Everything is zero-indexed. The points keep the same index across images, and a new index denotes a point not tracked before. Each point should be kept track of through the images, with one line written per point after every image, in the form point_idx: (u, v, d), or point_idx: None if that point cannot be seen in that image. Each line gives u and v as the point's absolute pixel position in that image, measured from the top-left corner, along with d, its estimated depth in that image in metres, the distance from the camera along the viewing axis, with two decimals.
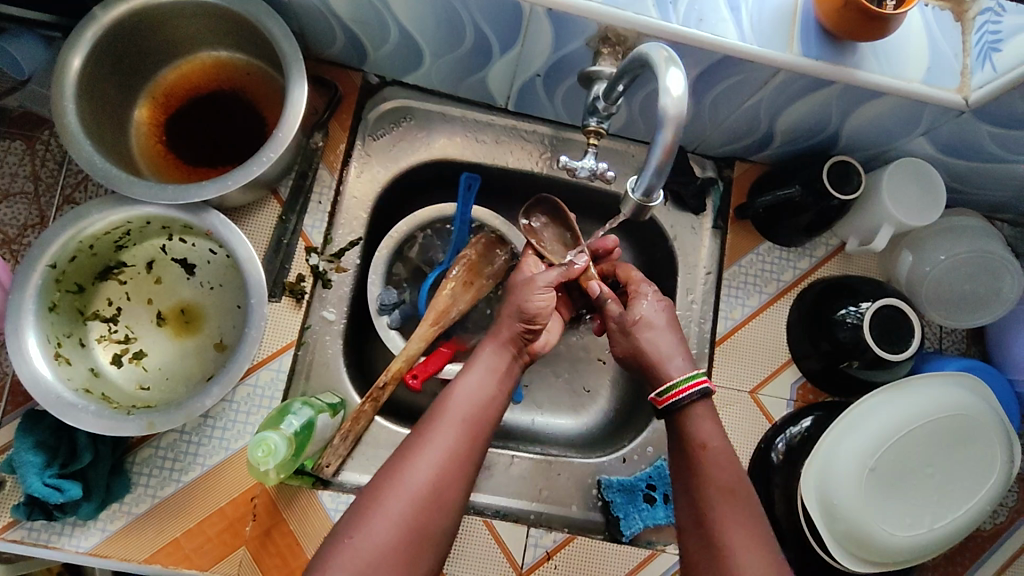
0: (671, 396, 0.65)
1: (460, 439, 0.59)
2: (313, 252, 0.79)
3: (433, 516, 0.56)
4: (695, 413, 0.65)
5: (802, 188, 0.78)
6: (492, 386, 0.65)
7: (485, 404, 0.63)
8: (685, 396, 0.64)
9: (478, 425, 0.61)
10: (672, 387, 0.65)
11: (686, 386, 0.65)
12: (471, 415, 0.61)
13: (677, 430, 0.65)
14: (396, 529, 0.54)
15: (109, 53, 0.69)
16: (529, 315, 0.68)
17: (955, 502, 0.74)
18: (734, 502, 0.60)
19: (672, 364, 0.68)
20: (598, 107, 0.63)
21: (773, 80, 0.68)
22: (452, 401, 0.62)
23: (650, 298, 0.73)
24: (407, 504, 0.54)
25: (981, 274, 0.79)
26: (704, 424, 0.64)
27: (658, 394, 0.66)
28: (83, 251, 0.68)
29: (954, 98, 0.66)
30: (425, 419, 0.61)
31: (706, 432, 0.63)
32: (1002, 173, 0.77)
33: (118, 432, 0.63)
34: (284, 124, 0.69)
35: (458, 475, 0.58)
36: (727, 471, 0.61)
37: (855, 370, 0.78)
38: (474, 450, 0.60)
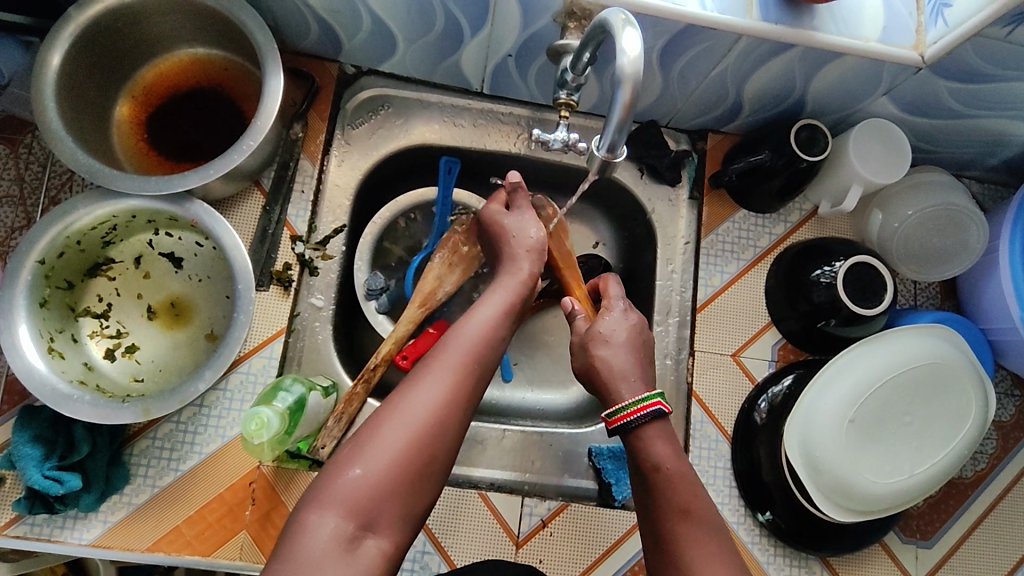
0: (617, 419, 0.63)
1: (465, 372, 0.59)
2: (298, 240, 0.80)
3: (436, 448, 0.55)
4: (649, 432, 0.63)
5: (772, 153, 0.80)
6: (503, 320, 0.64)
7: (493, 340, 0.62)
8: (642, 415, 0.63)
9: (484, 359, 0.61)
10: (619, 411, 0.64)
11: (646, 404, 0.63)
12: (480, 349, 0.61)
13: (631, 451, 0.63)
14: (396, 461, 0.53)
15: (88, 52, 0.70)
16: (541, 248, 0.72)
17: (933, 449, 0.76)
18: (697, 525, 0.58)
19: (625, 384, 0.66)
20: (568, 80, 0.65)
21: (736, 46, 0.70)
22: (462, 334, 0.61)
23: (617, 315, 0.71)
24: (406, 435, 0.54)
25: (947, 228, 0.81)
26: (659, 445, 0.62)
27: (607, 415, 0.65)
28: (72, 247, 0.69)
29: (909, 55, 0.68)
30: (429, 354, 0.60)
31: (659, 453, 0.61)
32: (963, 129, 0.80)
33: (114, 420, 0.64)
34: (262, 113, 0.70)
35: (461, 408, 0.58)
36: (682, 492, 0.60)
37: (832, 327, 0.80)
38: (477, 385, 0.60)
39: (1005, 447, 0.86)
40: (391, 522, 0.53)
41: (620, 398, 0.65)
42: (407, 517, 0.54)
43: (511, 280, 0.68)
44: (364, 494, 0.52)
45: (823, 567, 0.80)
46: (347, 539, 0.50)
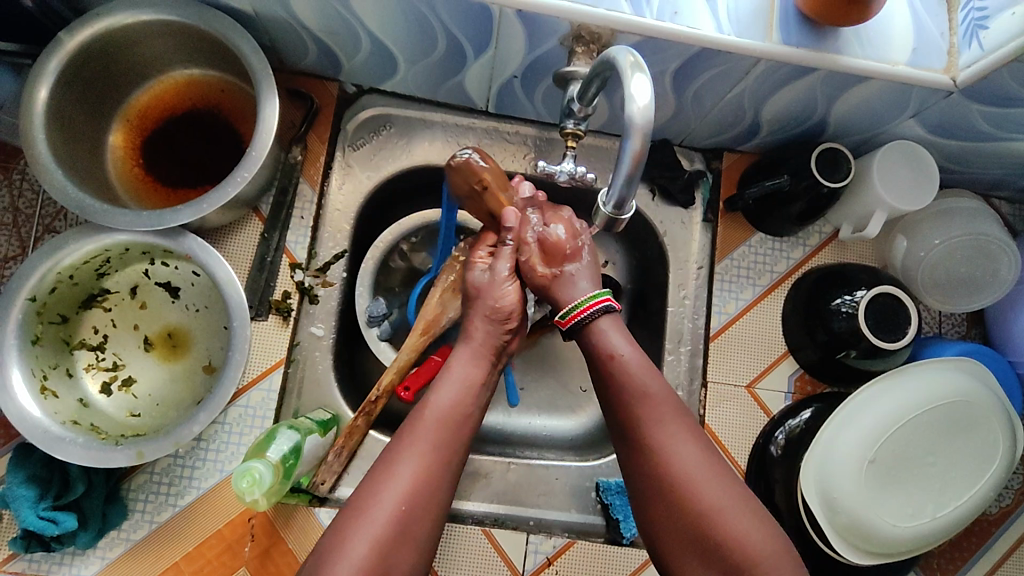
0: (573, 316, 0.63)
1: (431, 466, 0.55)
2: (297, 268, 0.78)
3: (400, 553, 0.52)
4: (601, 325, 0.63)
5: (792, 177, 0.76)
6: (467, 397, 0.61)
7: (459, 419, 0.59)
8: (590, 312, 0.63)
9: (449, 446, 0.57)
10: (577, 307, 0.64)
11: (591, 304, 0.63)
12: (442, 435, 0.57)
13: (588, 351, 0.63)
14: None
15: (77, 79, 0.68)
16: (504, 315, 0.66)
17: (957, 491, 0.73)
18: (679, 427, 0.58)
19: (576, 286, 0.66)
20: (574, 109, 0.62)
21: (754, 69, 0.66)
22: (425, 420, 0.58)
23: (561, 219, 0.69)
24: (368, 547, 0.50)
25: (978, 258, 0.77)
26: (613, 338, 0.62)
27: (560, 316, 0.65)
28: (64, 282, 0.67)
29: (940, 79, 0.64)
30: (392, 444, 0.57)
31: (615, 344, 0.62)
32: (995, 151, 0.76)
33: (107, 463, 0.62)
34: (257, 142, 0.68)
35: (431, 504, 0.54)
36: (641, 375, 0.60)
37: (852, 359, 0.77)
38: (448, 477, 0.56)
39: None
40: None
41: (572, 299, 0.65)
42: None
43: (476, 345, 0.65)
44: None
45: None
46: None
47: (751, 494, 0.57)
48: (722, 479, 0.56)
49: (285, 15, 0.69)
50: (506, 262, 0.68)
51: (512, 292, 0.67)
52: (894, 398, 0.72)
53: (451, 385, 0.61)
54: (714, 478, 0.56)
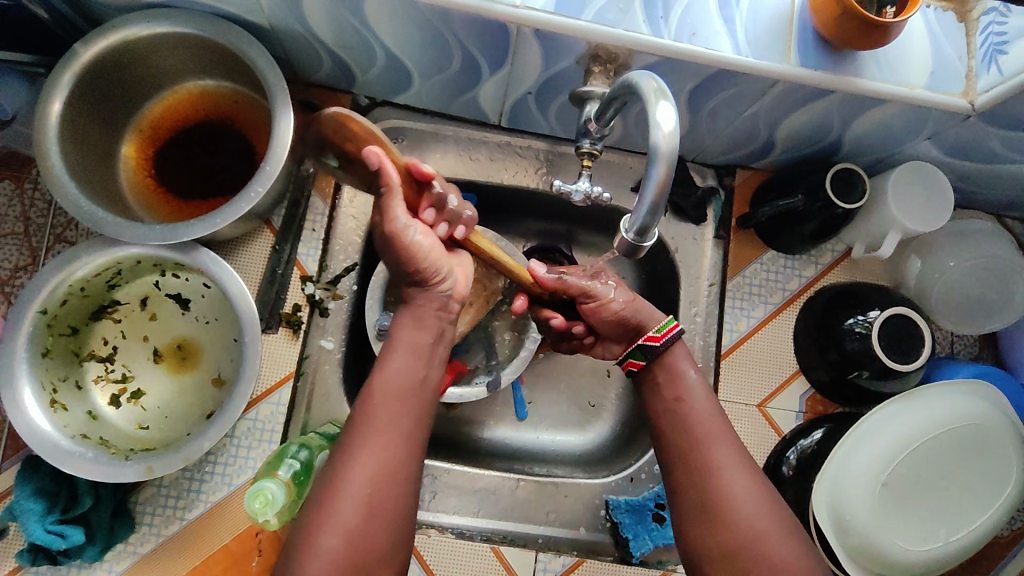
0: (667, 332, 0.67)
1: (390, 447, 0.55)
2: (308, 281, 0.78)
3: (374, 537, 0.53)
4: (677, 351, 0.68)
5: (807, 196, 0.76)
6: (417, 365, 0.60)
7: (414, 392, 0.59)
8: (676, 331, 0.67)
9: (406, 420, 0.57)
10: (664, 325, 0.68)
11: (672, 325, 0.68)
12: (395, 409, 0.57)
13: (654, 371, 0.67)
14: (332, 563, 0.51)
15: (91, 90, 0.68)
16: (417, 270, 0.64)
17: (970, 514, 0.72)
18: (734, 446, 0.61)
19: (652, 311, 0.71)
20: (590, 129, 0.62)
21: (771, 90, 0.66)
22: (377, 397, 0.57)
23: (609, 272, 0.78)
24: (340, 535, 0.52)
25: (993, 280, 0.77)
26: (684, 362, 0.67)
27: (653, 331, 0.68)
28: (75, 294, 0.67)
29: (959, 102, 0.64)
30: (351, 427, 0.56)
31: (685, 370, 0.67)
32: (1011, 174, 0.75)
33: (116, 478, 0.62)
34: (271, 157, 0.67)
35: (395, 484, 0.55)
36: (710, 412, 0.63)
37: (864, 380, 0.76)
38: (410, 452, 0.56)
39: None
40: None
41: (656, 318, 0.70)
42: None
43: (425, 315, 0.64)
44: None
45: None
46: None
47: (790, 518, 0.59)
48: (767, 502, 0.58)
49: (300, 29, 0.69)
50: (401, 206, 0.63)
51: (461, 280, 0.67)
52: (906, 421, 0.72)
53: (399, 356, 0.60)
54: (760, 502, 0.58)
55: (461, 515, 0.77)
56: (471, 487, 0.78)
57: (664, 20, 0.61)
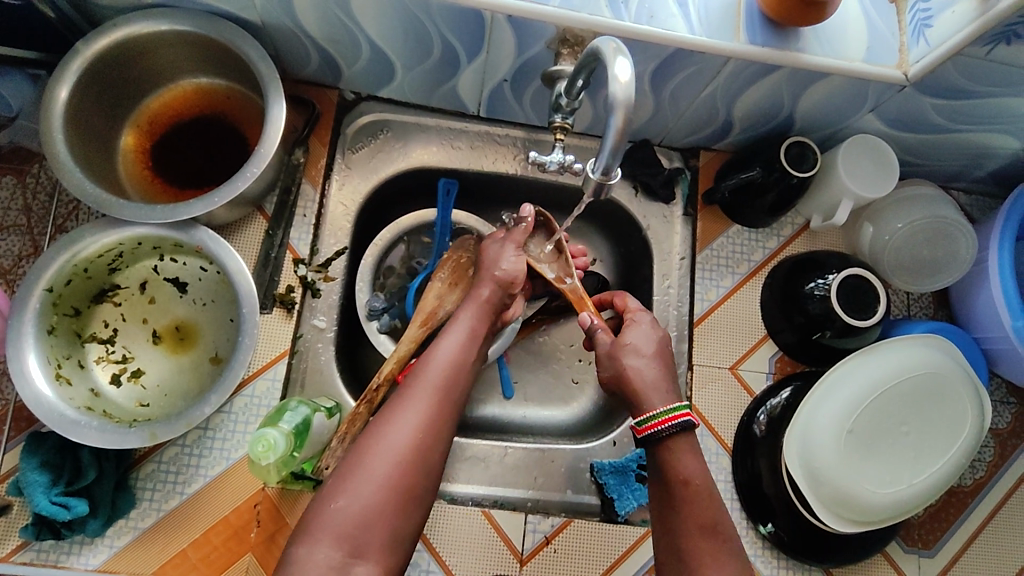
0: (648, 427, 0.65)
1: (438, 401, 0.63)
2: (300, 263, 0.82)
3: (417, 474, 0.58)
4: (676, 445, 0.65)
5: (763, 169, 0.82)
6: (466, 349, 0.69)
7: (462, 367, 0.67)
8: (667, 427, 0.65)
9: (455, 387, 0.65)
10: (651, 418, 0.65)
11: (665, 418, 0.65)
12: (449, 375, 0.65)
13: (652, 453, 0.66)
14: (379, 487, 0.56)
15: (95, 83, 0.73)
16: (508, 278, 0.76)
17: (931, 459, 0.77)
18: (714, 541, 0.60)
19: (656, 393, 0.68)
20: (562, 104, 0.67)
21: (724, 68, 0.72)
22: (431, 364, 0.66)
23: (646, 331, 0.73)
24: (388, 464, 0.57)
25: (936, 240, 0.83)
26: (685, 456, 0.64)
27: (636, 423, 0.67)
28: (78, 275, 0.71)
29: (894, 74, 0.70)
30: (404, 384, 0.64)
31: (690, 468, 0.63)
32: (948, 142, 0.82)
33: (121, 444, 0.65)
34: (265, 141, 0.72)
35: (437, 436, 0.61)
36: (707, 508, 0.62)
37: (828, 339, 0.81)
38: (453, 412, 0.64)
39: (1002, 455, 0.87)
40: (378, 549, 0.55)
41: (651, 407, 0.67)
42: (396, 537, 0.56)
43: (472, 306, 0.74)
44: (351, 522, 0.54)
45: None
46: (338, 565, 0.52)
47: None
48: None
49: (290, 24, 0.74)
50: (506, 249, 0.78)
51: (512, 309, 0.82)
52: (867, 372, 0.77)
53: (449, 341, 0.69)
54: None
55: (453, 482, 0.81)
56: (462, 456, 0.82)
57: (624, 4, 0.68)
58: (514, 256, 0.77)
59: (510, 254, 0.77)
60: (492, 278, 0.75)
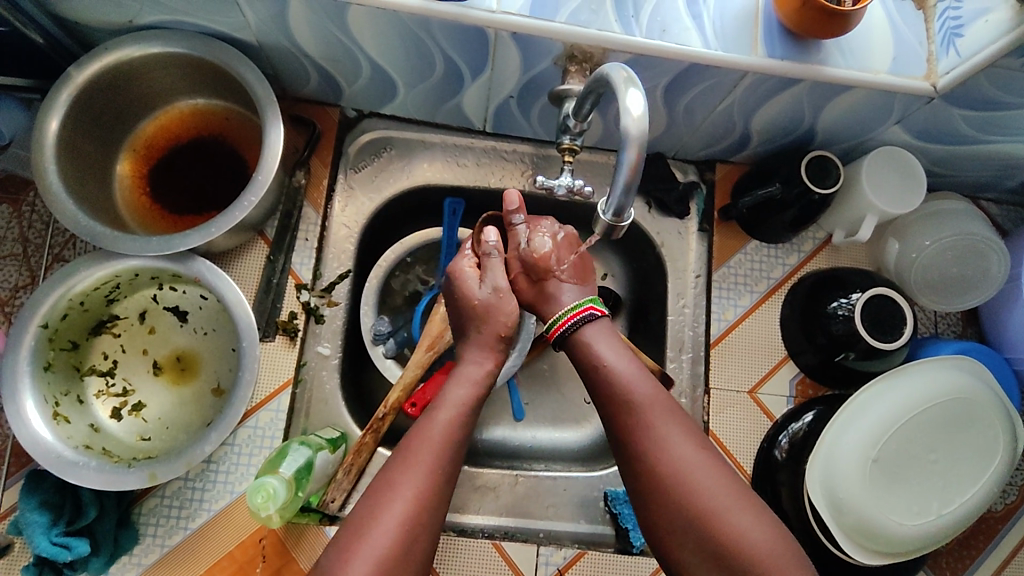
0: (555, 330, 0.67)
1: (431, 486, 0.57)
2: (303, 289, 0.79)
3: (400, 574, 0.53)
4: (588, 331, 0.66)
5: (783, 185, 0.78)
6: (465, 419, 0.62)
7: (459, 443, 0.60)
8: (577, 320, 0.66)
9: (450, 467, 0.59)
10: (555, 322, 0.67)
11: (567, 318, 0.67)
12: (444, 453, 0.59)
13: (575, 359, 0.66)
14: None
15: (87, 110, 0.71)
16: (510, 321, 0.69)
17: (961, 487, 0.74)
18: (652, 403, 0.61)
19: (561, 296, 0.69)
20: (570, 125, 0.64)
21: (741, 82, 0.68)
22: (422, 440, 0.59)
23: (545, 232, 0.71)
24: (371, 565, 0.52)
25: (967, 257, 0.79)
26: (601, 342, 0.65)
27: (546, 329, 0.68)
28: (74, 308, 0.69)
29: (921, 85, 0.66)
30: (393, 463, 0.58)
31: (606, 350, 0.64)
32: (979, 153, 0.78)
33: (120, 486, 0.63)
34: (263, 167, 0.70)
35: (426, 528, 0.55)
36: (637, 379, 0.62)
37: (851, 361, 0.78)
38: (444, 497, 0.58)
39: None
40: None
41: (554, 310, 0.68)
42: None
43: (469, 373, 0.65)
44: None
45: None
46: None
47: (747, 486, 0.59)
48: (735, 488, 0.57)
49: (287, 43, 0.72)
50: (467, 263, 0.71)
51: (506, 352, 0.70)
52: (894, 398, 0.73)
53: (445, 415, 0.61)
54: (715, 479, 0.57)
55: (462, 513, 0.78)
56: (471, 485, 0.80)
57: (634, 18, 0.64)
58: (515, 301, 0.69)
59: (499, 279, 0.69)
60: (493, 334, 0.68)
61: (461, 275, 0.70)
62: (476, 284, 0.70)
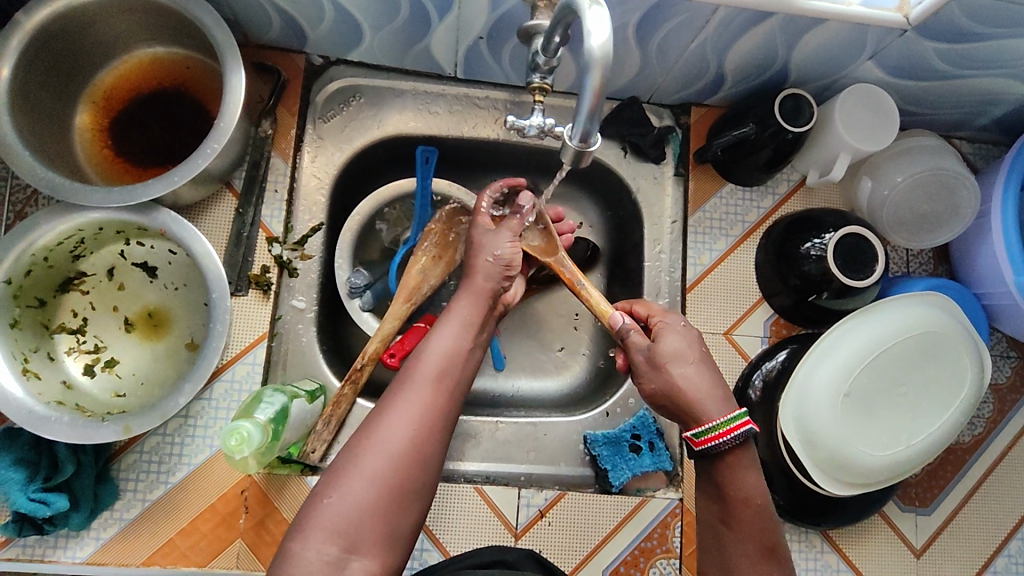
0: (707, 440, 0.60)
1: (433, 396, 0.61)
2: (274, 242, 0.78)
3: (413, 469, 0.57)
4: (737, 464, 0.60)
5: (756, 125, 0.78)
6: (464, 342, 0.66)
7: (458, 363, 0.65)
8: (727, 440, 0.59)
9: (452, 385, 0.63)
10: (708, 431, 0.60)
11: (726, 430, 0.60)
12: (445, 368, 0.63)
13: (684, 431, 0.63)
14: (376, 484, 0.55)
15: (40, 58, 0.68)
16: (506, 263, 0.72)
17: (930, 418, 0.76)
18: (754, 516, 0.59)
19: (709, 399, 0.62)
20: (540, 63, 0.62)
21: (715, 17, 0.67)
22: (426, 359, 0.63)
23: (677, 333, 0.66)
24: (384, 460, 0.56)
25: (939, 194, 0.80)
26: (744, 458, 0.60)
27: (693, 434, 0.61)
28: (39, 264, 0.67)
29: (894, 17, 0.66)
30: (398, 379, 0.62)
31: (743, 455, 0.60)
32: (952, 89, 0.78)
33: (94, 439, 0.63)
34: (225, 114, 0.68)
35: (434, 433, 0.59)
36: (750, 481, 0.60)
37: (823, 300, 0.79)
38: (450, 406, 0.62)
39: (1001, 411, 0.85)
40: (372, 544, 0.53)
41: (707, 417, 0.61)
42: (393, 534, 0.55)
43: (469, 297, 0.70)
44: (349, 516, 0.53)
45: (823, 540, 0.80)
46: (332, 562, 0.51)
47: None
48: None
49: None
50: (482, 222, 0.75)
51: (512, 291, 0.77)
52: (861, 335, 0.75)
53: (448, 332, 0.66)
54: None
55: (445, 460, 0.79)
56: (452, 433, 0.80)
57: None
58: (510, 242, 0.73)
59: (504, 238, 0.74)
60: (489, 262, 0.72)
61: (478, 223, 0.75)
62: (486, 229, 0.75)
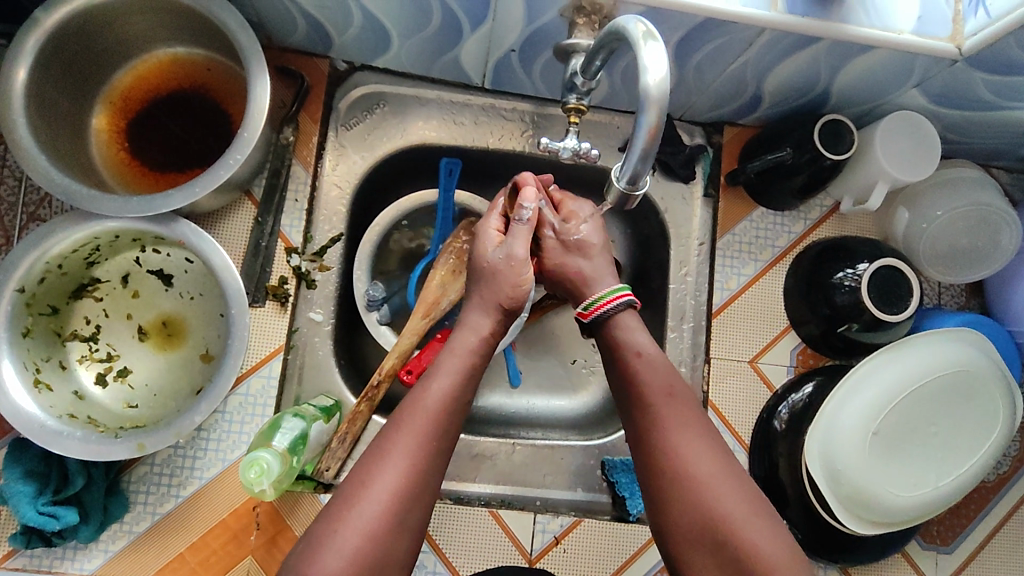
0: (595, 309, 0.64)
1: (422, 455, 0.54)
2: (293, 252, 0.76)
3: (393, 541, 0.51)
4: (622, 323, 0.63)
5: (794, 150, 0.76)
6: (460, 390, 0.58)
7: (452, 411, 0.57)
8: (611, 308, 0.64)
9: (444, 437, 0.56)
10: (597, 300, 0.64)
11: (611, 298, 0.64)
12: (440, 418, 0.56)
13: (605, 347, 0.64)
14: (350, 562, 0.49)
15: (58, 58, 0.65)
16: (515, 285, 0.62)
17: (958, 459, 0.74)
18: (676, 400, 0.59)
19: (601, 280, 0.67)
20: (577, 83, 0.60)
21: (759, 39, 0.64)
22: (414, 412, 0.55)
23: (584, 214, 0.70)
24: (362, 534, 0.50)
25: (978, 228, 0.77)
26: (634, 330, 0.63)
27: (582, 307, 0.66)
28: (52, 271, 0.66)
29: (947, 48, 0.63)
30: (383, 432, 0.55)
31: (637, 341, 0.62)
32: (998, 121, 0.75)
33: (107, 456, 0.61)
34: (248, 123, 0.65)
35: (419, 497, 0.53)
36: (660, 373, 0.60)
37: (854, 332, 0.77)
38: (440, 460, 0.55)
39: None
40: None
41: (594, 291, 0.66)
42: None
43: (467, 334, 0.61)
44: None
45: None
46: None
47: (762, 494, 0.57)
48: (739, 487, 0.55)
49: None
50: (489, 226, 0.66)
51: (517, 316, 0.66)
52: (893, 371, 0.73)
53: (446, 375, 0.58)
54: (726, 483, 0.55)
55: (458, 481, 0.78)
56: (467, 453, 0.79)
57: None
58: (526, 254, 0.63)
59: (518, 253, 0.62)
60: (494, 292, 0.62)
61: (482, 231, 0.66)
62: (492, 247, 0.64)
